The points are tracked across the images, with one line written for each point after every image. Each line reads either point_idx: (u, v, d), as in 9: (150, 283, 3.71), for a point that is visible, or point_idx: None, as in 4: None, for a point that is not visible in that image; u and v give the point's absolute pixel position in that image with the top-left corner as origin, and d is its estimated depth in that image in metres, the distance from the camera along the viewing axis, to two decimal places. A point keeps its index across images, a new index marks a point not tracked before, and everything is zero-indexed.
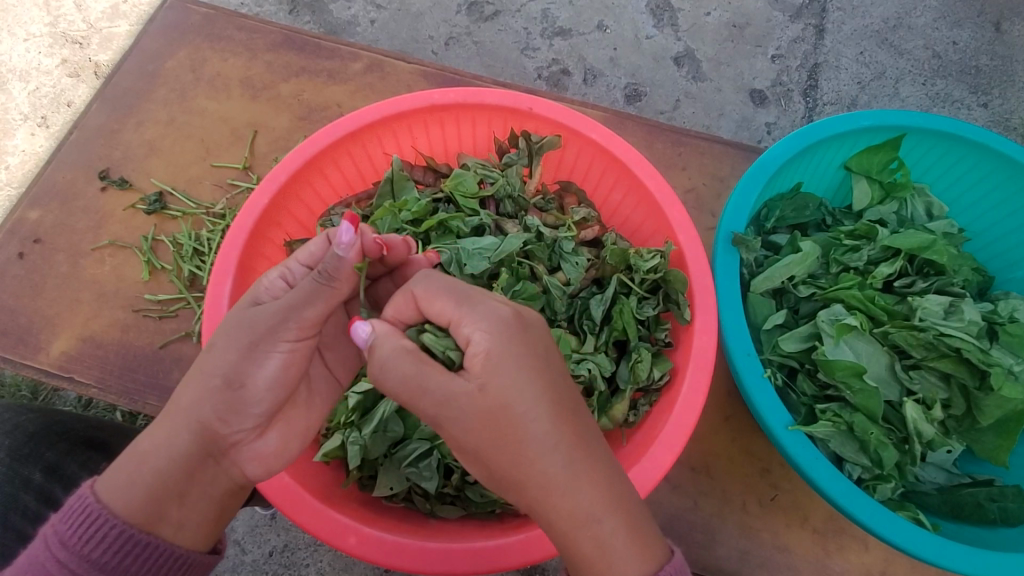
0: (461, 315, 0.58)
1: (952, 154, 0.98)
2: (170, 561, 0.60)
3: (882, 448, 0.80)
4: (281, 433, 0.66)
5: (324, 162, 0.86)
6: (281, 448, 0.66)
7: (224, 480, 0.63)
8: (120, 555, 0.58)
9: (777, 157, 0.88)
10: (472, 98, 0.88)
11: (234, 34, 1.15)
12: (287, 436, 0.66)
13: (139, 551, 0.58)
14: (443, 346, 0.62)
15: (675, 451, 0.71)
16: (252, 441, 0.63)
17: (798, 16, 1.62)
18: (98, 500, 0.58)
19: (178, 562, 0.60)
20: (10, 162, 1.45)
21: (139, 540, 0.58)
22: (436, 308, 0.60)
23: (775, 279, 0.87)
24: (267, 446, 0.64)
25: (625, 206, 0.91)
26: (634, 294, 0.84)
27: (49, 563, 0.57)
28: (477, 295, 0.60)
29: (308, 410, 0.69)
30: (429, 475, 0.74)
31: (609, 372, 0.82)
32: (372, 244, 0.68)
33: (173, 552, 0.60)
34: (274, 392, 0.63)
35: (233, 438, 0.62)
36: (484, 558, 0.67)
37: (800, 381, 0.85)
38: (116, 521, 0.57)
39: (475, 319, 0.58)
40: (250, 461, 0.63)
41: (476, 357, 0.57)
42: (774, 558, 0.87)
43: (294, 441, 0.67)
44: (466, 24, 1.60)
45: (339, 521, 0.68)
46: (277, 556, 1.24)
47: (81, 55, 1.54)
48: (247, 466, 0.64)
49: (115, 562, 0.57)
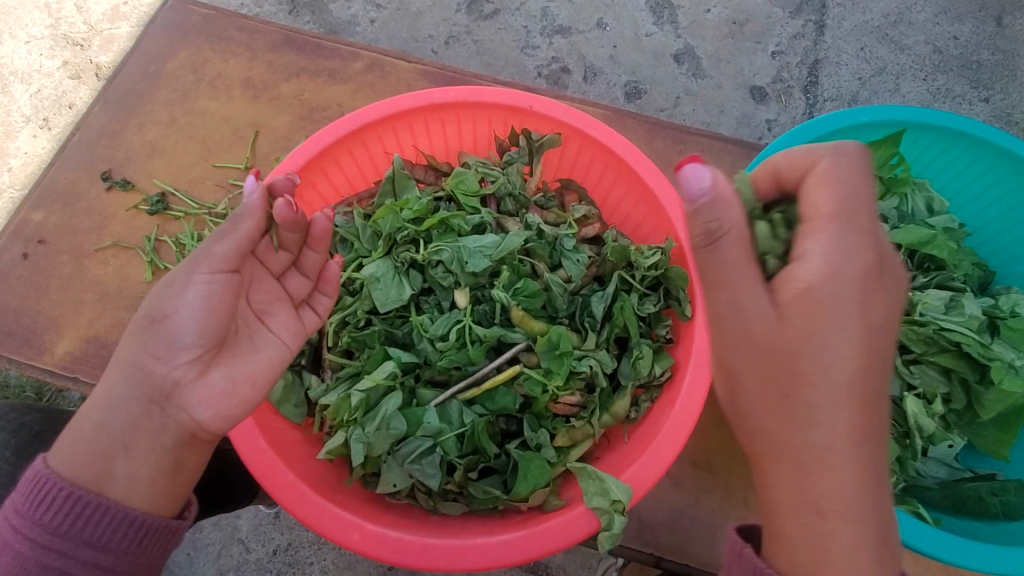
0: (821, 228, 0.59)
1: (953, 148, 0.98)
2: (124, 526, 0.61)
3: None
4: (226, 374, 0.65)
5: (325, 160, 0.86)
6: (235, 408, 0.66)
7: (181, 430, 0.64)
8: (71, 517, 0.60)
9: (776, 154, 0.88)
10: (473, 96, 0.88)
11: (234, 35, 1.15)
12: (233, 379, 0.66)
13: (90, 514, 0.60)
14: (766, 250, 0.65)
15: (677, 448, 0.72)
16: (193, 382, 0.63)
17: (799, 12, 1.62)
18: (49, 467, 0.61)
19: (131, 526, 0.61)
20: (13, 164, 1.47)
21: (88, 502, 0.60)
22: (821, 198, 0.60)
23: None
24: (214, 386, 0.64)
25: (625, 203, 0.91)
26: (634, 291, 0.84)
27: (9, 532, 0.61)
28: (871, 209, 0.59)
29: (252, 359, 0.68)
30: (432, 473, 0.73)
31: (610, 368, 0.80)
32: (283, 183, 0.72)
33: (126, 515, 0.61)
34: (204, 321, 0.64)
35: (173, 375, 0.63)
36: (484, 554, 0.67)
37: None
38: (63, 484, 0.60)
39: (817, 243, 0.59)
40: (199, 397, 0.64)
41: (796, 282, 0.60)
42: None
43: (242, 386, 0.66)
44: (465, 23, 1.60)
45: (342, 518, 0.68)
46: (281, 554, 1.30)
47: (83, 56, 1.55)
48: (194, 409, 0.64)
49: (66, 525, 0.60)
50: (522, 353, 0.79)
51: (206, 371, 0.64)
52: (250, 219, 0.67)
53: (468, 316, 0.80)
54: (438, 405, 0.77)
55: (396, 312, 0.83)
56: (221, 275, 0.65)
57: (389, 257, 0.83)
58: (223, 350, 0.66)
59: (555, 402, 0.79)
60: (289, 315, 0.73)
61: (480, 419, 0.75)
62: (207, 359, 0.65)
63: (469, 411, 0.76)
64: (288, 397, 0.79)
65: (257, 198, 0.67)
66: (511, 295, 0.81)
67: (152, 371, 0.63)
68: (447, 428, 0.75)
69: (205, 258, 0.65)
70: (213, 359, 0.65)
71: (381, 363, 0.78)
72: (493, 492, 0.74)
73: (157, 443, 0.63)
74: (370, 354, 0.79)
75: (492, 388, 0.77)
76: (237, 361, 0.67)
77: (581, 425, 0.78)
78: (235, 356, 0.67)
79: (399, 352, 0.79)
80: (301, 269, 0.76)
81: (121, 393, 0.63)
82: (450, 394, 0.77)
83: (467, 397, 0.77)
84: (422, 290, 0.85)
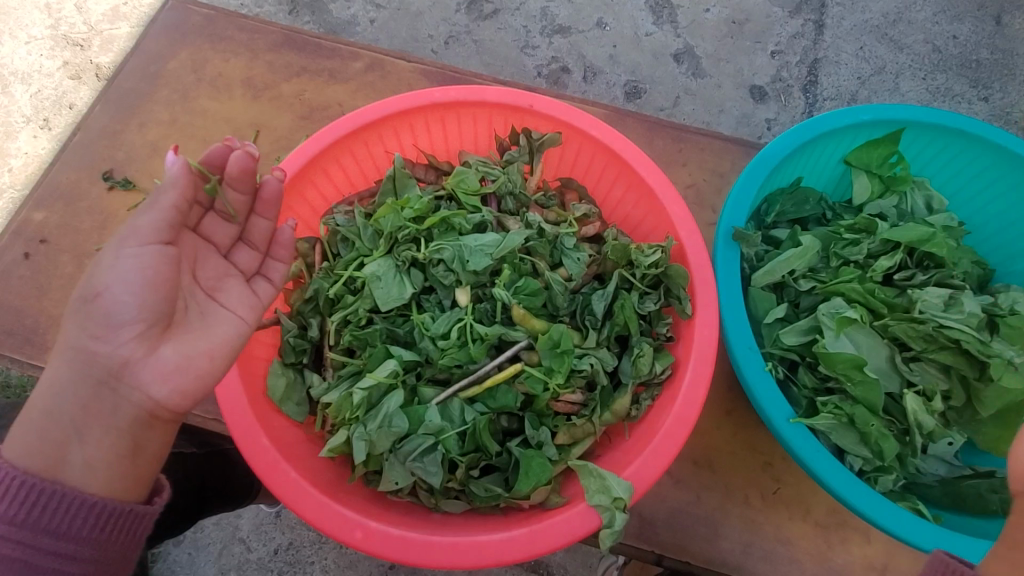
0: None
1: (953, 147, 0.98)
2: (85, 510, 0.62)
3: (883, 440, 0.80)
4: (176, 349, 0.66)
5: (326, 160, 0.87)
6: (194, 382, 0.67)
7: (138, 410, 0.65)
8: (28, 507, 0.60)
9: (776, 152, 0.89)
10: (473, 96, 0.88)
11: (235, 35, 1.15)
12: (186, 354, 0.67)
13: (48, 502, 0.60)
14: None
15: (678, 445, 0.72)
16: (144, 359, 0.64)
17: (798, 11, 1.62)
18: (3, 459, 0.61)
19: (92, 512, 0.62)
20: (13, 164, 1.48)
21: (45, 489, 0.60)
22: None
23: (776, 273, 0.87)
24: (166, 361, 0.65)
25: (625, 202, 0.91)
26: (635, 289, 0.84)
27: None
28: None
29: (205, 335, 0.69)
30: (434, 471, 0.73)
31: (611, 366, 0.81)
32: (218, 152, 0.75)
33: (86, 501, 0.62)
34: (142, 295, 0.64)
35: (123, 353, 0.64)
36: (487, 552, 0.67)
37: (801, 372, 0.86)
38: (18, 473, 0.60)
39: None
40: (151, 374, 0.65)
41: None
42: (776, 551, 0.88)
43: (196, 360, 0.67)
44: (465, 23, 1.61)
45: (346, 516, 0.68)
46: (282, 554, 1.30)
47: (83, 57, 1.55)
48: (148, 387, 0.65)
49: (24, 515, 0.60)
50: (523, 352, 0.80)
51: (156, 347, 0.65)
52: (172, 189, 0.67)
53: (469, 315, 0.80)
54: (440, 404, 0.77)
55: (397, 311, 0.83)
56: (151, 247, 0.66)
57: (390, 256, 0.84)
58: (172, 325, 0.67)
59: (556, 400, 0.79)
60: (243, 289, 0.75)
61: (482, 417, 0.75)
62: (153, 335, 0.65)
63: (471, 409, 0.77)
64: (290, 396, 0.79)
65: (178, 171, 0.67)
66: (512, 294, 0.81)
67: (96, 352, 0.64)
68: (449, 426, 0.75)
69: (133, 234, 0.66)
70: (161, 334, 0.66)
71: (383, 361, 0.79)
72: (496, 490, 0.74)
73: (111, 426, 0.63)
74: (371, 353, 0.79)
75: (493, 386, 0.78)
76: (187, 335, 0.68)
77: (582, 423, 0.79)
78: (183, 329, 0.68)
79: (400, 350, 0.79)
80: (248, 243, 0.78)
81: (66, 377, 0.64)
82: (451, 393, 0.78)
83: (468, 395, 0.78)
84: (423, 288, 0.85)
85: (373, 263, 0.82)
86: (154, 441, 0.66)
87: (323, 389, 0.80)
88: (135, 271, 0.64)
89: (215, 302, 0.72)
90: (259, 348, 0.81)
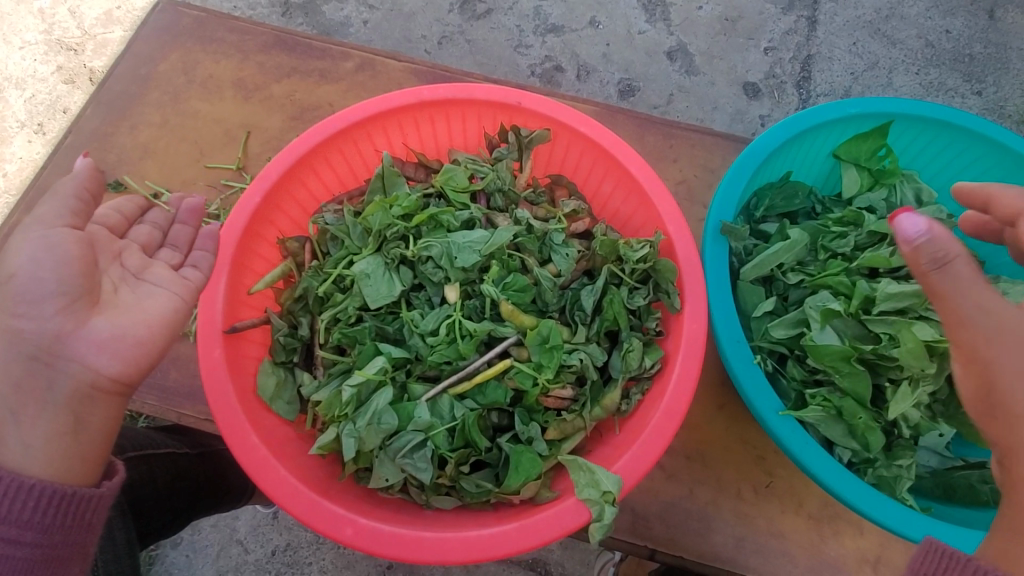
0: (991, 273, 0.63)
1: (942, 139, 0.98)
2: (24, 493, 0.61)
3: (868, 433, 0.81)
4: (111, 320, 0.68)
5: (315, 160, 0.87)
6: (133, 349, 0.69)
7: (78, 383, 0.66)
8: None
9: (765, 146, 0.89)
10: (461, 94, 0.88)
11: (225, 36, 1.15)
12: (120, 325, 0.69)
13: None
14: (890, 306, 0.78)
15: (667, 437, 0.72)
16: (75, 331, 0.66)
17: (790, 8, 1.63)
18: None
19: (32, 494, 0.62)
20: (8, 170, 1.49)
21: None
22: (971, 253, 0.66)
23: (764, 266, 0.88)
24: (99, 332, 0.67)
25: (615, 198, 0.92)
26: (624, 284, 0.84)
27: None
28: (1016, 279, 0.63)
29: (132, 311, 0.70)
30: (424, 467, 0.73)
31: (601, 361, 0.81)
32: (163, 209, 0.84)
33: (24, 484, 0.61)
34: (61, 270, 0.66)
35: (52, 328, 0.66)
36: (477, 548, 0.67)
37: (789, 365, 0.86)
38: None
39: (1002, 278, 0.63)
40: (88, 346, 0.66)
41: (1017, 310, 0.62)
42: (769, 544, 0.88)
43: (133, 334, 0.69)
44: (458, 23, 1.61)
45: (336, 513, 0.68)
46: (280, 555, 1.31)
47: (77, 61, 1.55)
48: (86, 358, 0.66)
49: None
50: (512, 348, 0.80)
51: (87, 319, 0.67)
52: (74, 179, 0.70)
53: (458, 311, 0.80)
54: (429, 400, 0.77)
55: (386, 309, 0.83)
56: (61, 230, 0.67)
57: (380, 253, 0.84)
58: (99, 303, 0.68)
59: (546, 395, 0.79)
60: (171, 275, 0.74)
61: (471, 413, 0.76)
62: (79, 308, 0.67)
63: (460, 405, 0.77)
64: (280, 394, 0.79)
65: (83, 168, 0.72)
66: (501, 290, 0.82)
67: (20, 332, 0.65)
68: (439, 422, 0.76)
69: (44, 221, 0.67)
70: (89, 308, 0.67)
71: (372, 358, 0.79)
72: (486, 485, 0.74)
73: (48, 401, 0.65)
74: (361, 350, 0.79)
75: (483, 382, 0.78)
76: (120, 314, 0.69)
77: (572, 418, 0.79)
78: (113, 308, 0.69)
79: (389, 347, 0.79)
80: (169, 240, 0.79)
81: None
82: (441, 389, 0.78)
83: (458, 391, 0.78)
84: (412, 286, 0.85)
85: (362, 262, 0.82)
86: (95, 415, 0.67)
87: (313, 387, 0.80)
88: (44, 251, 0.65)
89: (142, 284, 0.72)
90: (249, 345, 0.81)
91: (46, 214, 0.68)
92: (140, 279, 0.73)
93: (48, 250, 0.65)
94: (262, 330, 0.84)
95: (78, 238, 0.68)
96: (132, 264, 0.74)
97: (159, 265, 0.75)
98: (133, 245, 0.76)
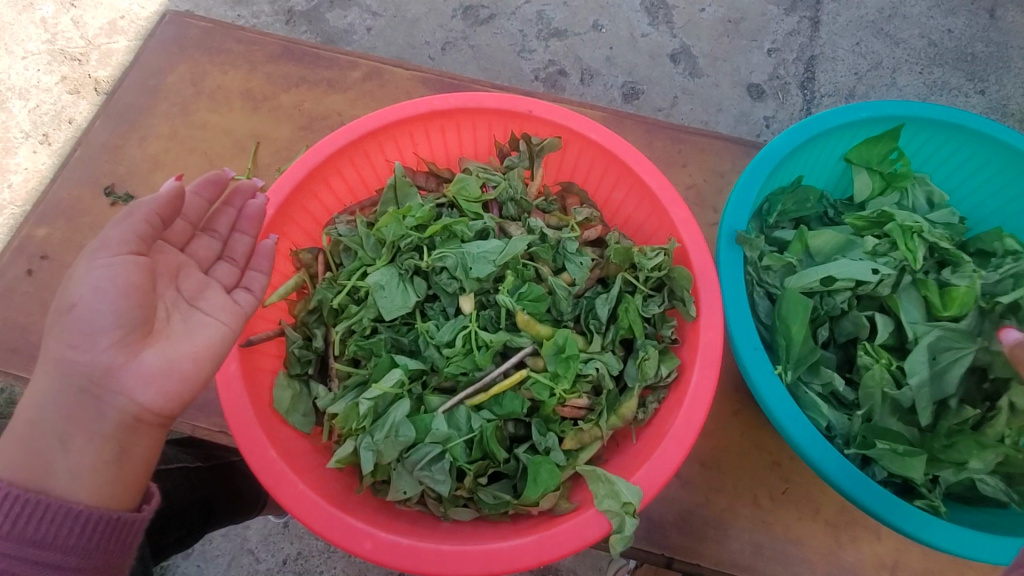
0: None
1: (953, 142, 0.98)
2: (70, 519, 0.60)
3: (911, 456, 0.78)
4: (159, 354, 0.67)
5: (326, 171, 0.87)
6: (178, 384, 0.68)
7: (123, 415, 0.65)
8: (13, 519, 0.58)
9: (778, 150, 0.88)
10: (472, 102, 0.88)
11: (233, 47, 1.16)
12: (169, 358, 0.68)
13: (31, 513, 0.59)
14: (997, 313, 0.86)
15: (686, 448, 0.72)
16: (125, 366, 0.65)
17: (794, 8, 1.63)
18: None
19: (78, 520, 0.60)
20: (13, 181, 1.49)
21: (27, 500, 0.59)
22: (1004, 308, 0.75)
23: (808, 278, 0.88)
24: (148, 366, 0.66)
25: (627, 205, 0.91)
26: (638, 292, 0.84)
27: None
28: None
29: (187, 341, 0.70)
30: (442, 479, 0.73)
31: (617, 370, 0.81)
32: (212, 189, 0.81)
33: (69, 509, 0.60)
34: (117, 302, 0.66)
35: (104, 361, 0.65)
36: (497, 560, 0.67)
37: (823, 373, 0.86)
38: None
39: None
40: (135, 379, 0.66)
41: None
42: (787, 551, 0.87)
43: (178, 364, 0.68)
44: (461, 28, 1.61)
45: (354, 527, 0.68)
46: (291, 564, 1.31)
47: (81, 71, 1.55)
48: (133, 392, 0.65)
49: (7, 527, 0.58)
50: (528, 358, 0.80)
51: (137, 353, 0.66)
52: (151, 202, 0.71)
53: (473, 322, 0.80)
54: (446, 411, 0.77)
55: (401, 320, 0.83)
56: (123, 259, 0.68)
57: (393, 264, 0.84)
58: (152, 334, 0.68)
59: (562, 405, 0.79)
60: (224, 299, 0.75)
61: (489, 424, 0.76)
62: (132, 342, 0.67)
63: (477, 416, 0.77)
64: (296, 407, 0.79)
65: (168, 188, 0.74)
66: (516, 300, 0.81)
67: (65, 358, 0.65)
68: (456, 433, 0.75)
69: (106, 247, 0.68)
70: (142, 341, 0.67)
71: (389, 370, 0.79)
72: (504, 496, 0.74)
73: (95, 432, 0.64)
74: (377, 362, 0.79)
75: (500, 393, 0.78)
76: (172, 344, 0.69)
77: (589, 428, 0.78)
78: (168, 339, 0.69)
79: (405, 359, 0.79)
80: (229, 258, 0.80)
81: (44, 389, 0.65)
82: (458, 401, 0.78)
83: (475, 402, 0.78)
84: (426, 297, 0.85)
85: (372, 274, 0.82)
86: (139, 447, 0.66)
87: (329, 400, 0.80)
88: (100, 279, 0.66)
89: (195, 311, 0.73)
90: (264, 357, 0.81)
91: (113, 240, 0.69)
92: (192, 306, 0.73)
93: (110, 279, 0.66)
94: (277, 343, 0.84)
95: (139, 264, 0.69)
96: (187, 289, 0.75)
97: (214, 288, 0.76)
98: (189, 266, 0.77)
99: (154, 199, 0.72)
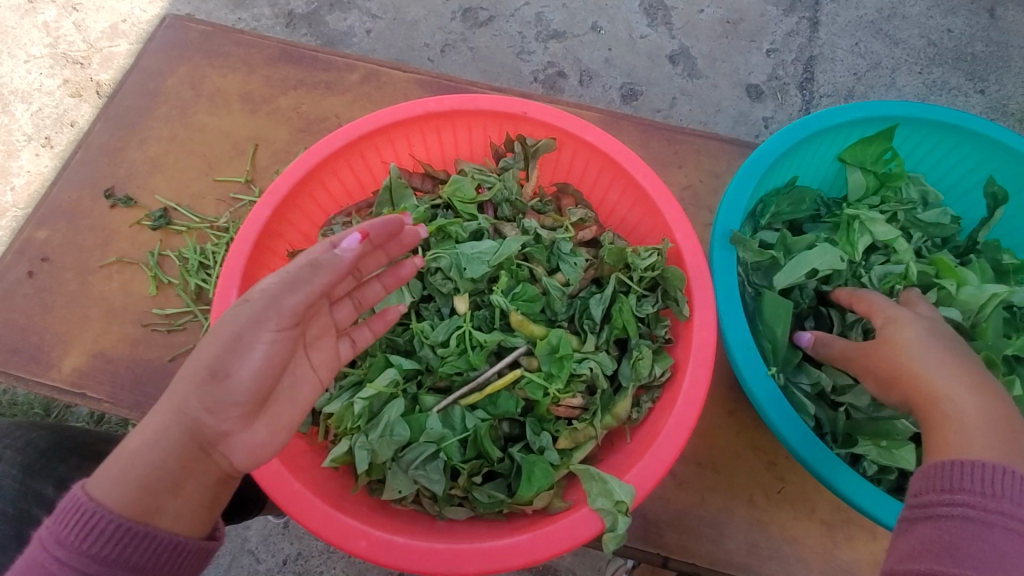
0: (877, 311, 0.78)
1: (947, 142, 0.98)
2: (172, 552, 0.57)
3: (897, 446, 0.80)
4: (269, 426, 0.64)
5: (323, 173, 0.87)
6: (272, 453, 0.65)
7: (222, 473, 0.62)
8: (118, 548, 0.54)
9: (772, 151, 0.89)
10: (467, 104, 0.89)
11: (232, 50, 1.17)
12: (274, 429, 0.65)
13: (138, 543, 0.55)
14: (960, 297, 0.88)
15: (678, 447, 0.72)
16: (241, 433, 0.62)
17: (792, 9, 1.63)
18: (89, 496, 0.55)
19: (178, 552, 0.57)
20: (16, 183, 1.50)
21: (136, 531, 0.55)
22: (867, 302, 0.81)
23: (797, 273, 0.86)
24: (258, 437, 0.63)
25: (621, 205, 0.92)
26: (633, 292, 0.85)
27: (49, 565, 0.54)
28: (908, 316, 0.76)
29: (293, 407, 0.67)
30: (437, 478, 0.73)
31: (611, 370, 0.81)
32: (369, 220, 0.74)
33: (174, 542, 0.57)
34: (258, 381, 0.62)
35: (221, 428, 0.61)
36: (490, 559, 0.67)
37: (810, 372, 0.86)
38: (112, 516, 0.54)
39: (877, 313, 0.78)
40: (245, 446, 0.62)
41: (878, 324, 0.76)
42: (783, 550, 0.88)
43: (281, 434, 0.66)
44: (460, 30, 1.62)
45: (349, 525, 0.69)
46: (291, 564, 1.31)
47: (83, 74, 1.57)
48: (236, 456, 0.62)
49: (114, 555, 0.54)
50: (522, 358, 0.80)
51: (252, 421, 0.63)
52: (328, 273, 0.66)
53: (468, 322, 0.81)
54: (441, 411, 0.78)
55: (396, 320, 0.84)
56: (285, 333, 0.64)
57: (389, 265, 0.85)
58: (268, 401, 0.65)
59: (557, 404, 0.80)
60: (331, 351, 0.72)
61: (483, 423, 0.76)
62: (251, 411, 0.63)
63: (472, 415, 0.77)
64: None
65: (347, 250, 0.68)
66: (510, 300, 0.82)
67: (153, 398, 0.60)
68: (450, 433, 0.76)
69: (274, 311, 0.63)
70: (259, 409, 0.63)
71: (384, 370, 0.79)
72: (498, 495, 0.74)
73: (201, 481, 0.60)
74: (372, 362, 0.80)
75: (494, 393, 0.78)
76: (278, 412, 0.65)
77: (583, 427, 0.79)
78: (279, 405, 0.65)
79: (400, 359, 0.80)
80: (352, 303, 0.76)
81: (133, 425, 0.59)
82: (452, 401, 0.78)
83: (469, 401, 0.78)
84: (422, 297, 0.85)
85: None
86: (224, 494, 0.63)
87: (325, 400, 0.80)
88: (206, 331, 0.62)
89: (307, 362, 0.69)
90: None
91: (285, 308, 0.64)
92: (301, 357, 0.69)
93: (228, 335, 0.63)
94: None
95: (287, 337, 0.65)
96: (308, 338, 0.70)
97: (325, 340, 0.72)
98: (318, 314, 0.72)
99: (332, 266, 0.67)
